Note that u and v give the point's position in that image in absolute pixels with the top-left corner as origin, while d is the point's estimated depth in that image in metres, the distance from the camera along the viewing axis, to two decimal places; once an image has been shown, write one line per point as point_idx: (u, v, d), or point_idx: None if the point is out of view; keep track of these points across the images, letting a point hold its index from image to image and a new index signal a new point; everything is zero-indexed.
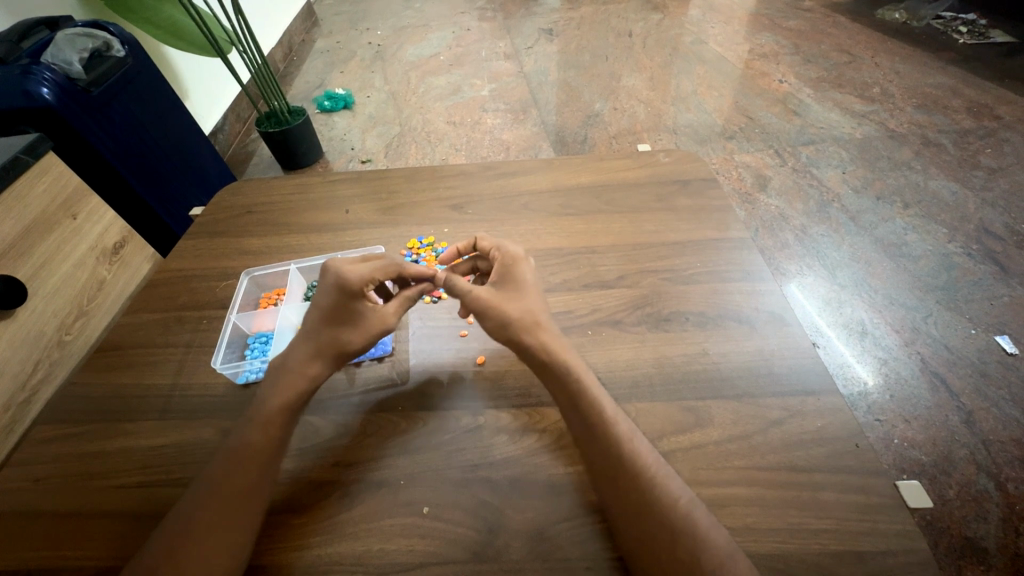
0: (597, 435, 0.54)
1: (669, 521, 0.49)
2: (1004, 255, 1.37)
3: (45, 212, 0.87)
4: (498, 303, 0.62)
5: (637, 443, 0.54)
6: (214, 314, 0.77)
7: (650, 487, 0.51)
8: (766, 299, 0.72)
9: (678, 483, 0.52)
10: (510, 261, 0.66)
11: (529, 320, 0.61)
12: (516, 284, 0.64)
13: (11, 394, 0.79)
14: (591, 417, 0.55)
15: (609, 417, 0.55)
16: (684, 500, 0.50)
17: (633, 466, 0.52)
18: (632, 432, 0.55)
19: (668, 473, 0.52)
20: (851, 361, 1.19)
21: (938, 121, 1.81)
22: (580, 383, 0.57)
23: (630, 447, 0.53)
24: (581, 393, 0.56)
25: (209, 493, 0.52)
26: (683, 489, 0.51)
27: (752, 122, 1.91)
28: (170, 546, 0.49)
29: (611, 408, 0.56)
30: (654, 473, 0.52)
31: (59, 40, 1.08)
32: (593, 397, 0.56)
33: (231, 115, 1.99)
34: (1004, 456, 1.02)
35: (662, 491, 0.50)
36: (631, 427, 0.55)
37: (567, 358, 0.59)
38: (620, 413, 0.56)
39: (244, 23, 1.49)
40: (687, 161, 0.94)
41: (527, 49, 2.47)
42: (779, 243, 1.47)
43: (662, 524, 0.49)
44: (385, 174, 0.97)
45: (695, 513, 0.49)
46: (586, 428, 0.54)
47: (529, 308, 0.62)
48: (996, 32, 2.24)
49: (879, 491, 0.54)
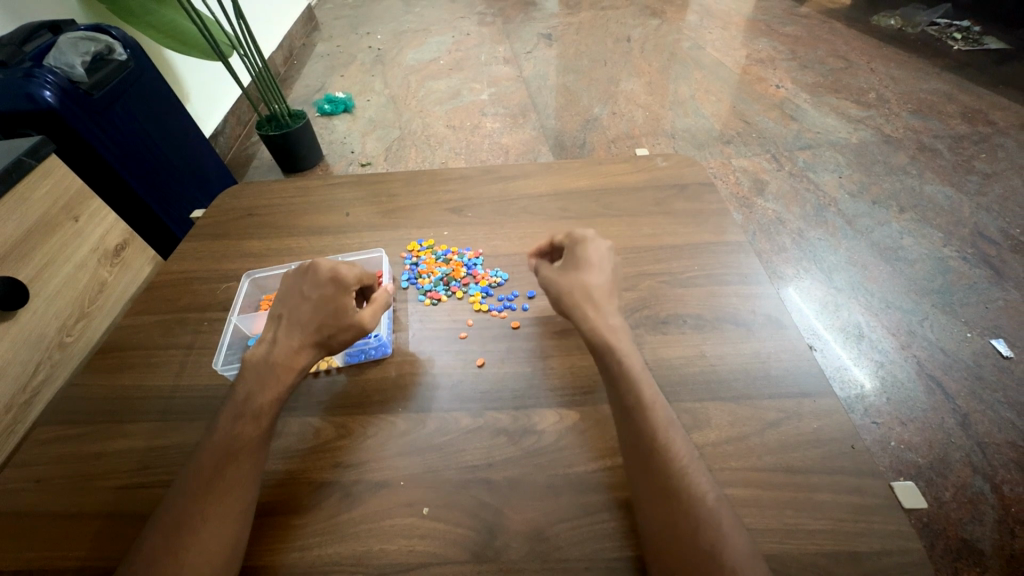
0: (637, 419, 0.54)
1: (693, 513, 0.49)
2: (999, 259, 1.39)
3: (47, 214, 0.87)
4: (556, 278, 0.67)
5: (674, 432, 0.54)
6: (215, 316, 0.77)
7: (678, 478, 0.51)
8: (763, 302, 0.73)
9: (708, 477, 0.51)
10: (574, 241, 0.70)
11: (578, 296, 0.64)
12: (576, 261, 0.68)
13: (12, 395, 0.79)
14: (633, 401, 0.55)
15: (651, 404, 0.55)
16: (711, 495, 0.50)
17: (667, 454, 0.52)
18: (671, 422, 0.55)
19: (701, 465, 0.52)
20: (847, 364, 1.20)
21: (933, 126, 1.83)
22: (627, 363, 0.58)
23: (667, 436, 0.53)
24: (626, 378, 0.57)
25: (199, 490, 0.52)
26: (712, 485, 0.51)
27: (750, 127, 1.93)
28: (163, 544, 0.49)
29: (655, 395, 0.56)
30: (686, 464, 0.52)
31: (61, 44, 1.09)
32: (640, 381, 0.57)
33: (231, 119, 2.00)
34: (1000, 459, 1.02)
35: (691, 483, 0.50)
36: (673, 416, 0.56)
37: (614, 338, 0.60)
38: (665, 401, 0.56)
39: (245, 28, 1.50)
40: (684, 165, 0.95)
41: (526, 53, 2.49)
42: (776, 247, 1.48)
43: (686, 514, 0.49)
44: (386, 178, 0.98)
45: (719, 510, 0.49)
46: (627, 412, 0.55)
47: (582, 284, 0.65)
48: (990, 38, 2.27)
49: (874, 492, 0.54)
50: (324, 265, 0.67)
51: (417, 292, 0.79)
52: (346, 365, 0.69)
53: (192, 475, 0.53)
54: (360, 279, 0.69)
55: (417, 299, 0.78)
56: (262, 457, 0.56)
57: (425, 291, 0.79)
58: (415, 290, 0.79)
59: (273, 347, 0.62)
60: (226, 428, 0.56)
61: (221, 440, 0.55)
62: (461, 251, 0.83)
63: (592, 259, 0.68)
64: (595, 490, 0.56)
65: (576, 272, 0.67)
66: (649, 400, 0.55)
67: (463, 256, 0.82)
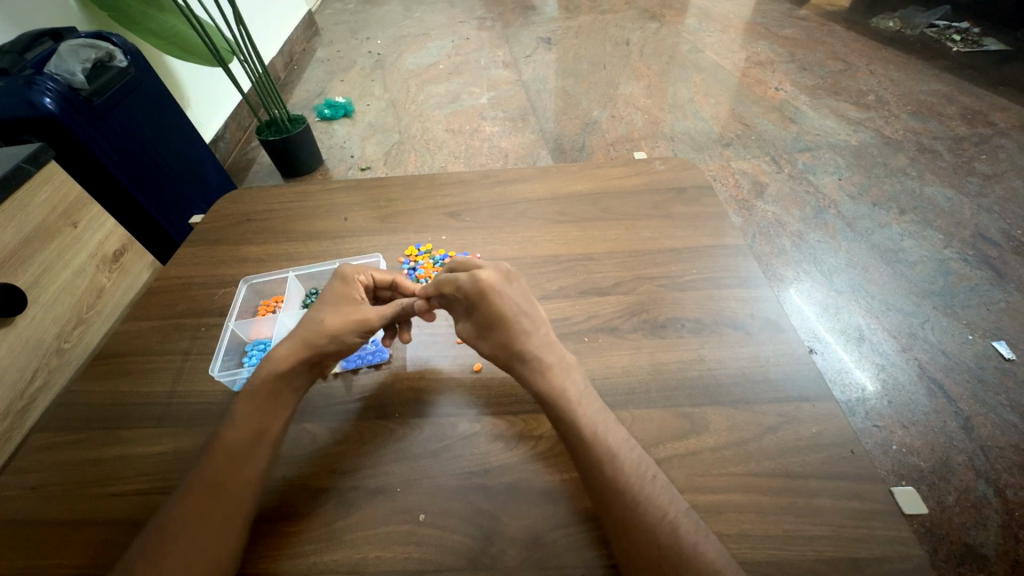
0: (584, 454, 0.53)
1: (654, 539, 0.48)
2: (1000, 260, 1.38)
3: (46, 221, 0.88)
4: (476, 340, 0.63)
5: (623, 458, 0.53)
6: (214, 321, 0.77)
7: (635, 502, 0.50)
8: (761, 305, 0.72)
9: (669, 496, 0.51)
10: (473, 297, 0.62)
11: (505, 355, 0.61)
12: (483, 324, 0.62)
13: (10, 401, 0.79)
14: (577, 433, 0.54)
15: (593, 435, 0.54)
16: (670, 515, 0.49)
17: (619, 482, 0.51)
18: (622, 445, 0.54)
19: (659, 485, 0.52)
20: (849, 367, 1.19)
21: (933, 127, 1.83)
22: (566, 401, 0.57)
23: (617, 462, 0.52)
24: (566, 416, 0.56)
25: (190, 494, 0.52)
26: (672, 504, 0.50)
27: (749, 129, 1.93)
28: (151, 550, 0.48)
29: (599, 422, 0.55)
30: (640, 487, 0.51)
31: (62, 51, 1.10)
32: (578, 417, 0.55)
33: (232, 124, 2.01)
34: (1002, 462, 1.02)
35: (648, 507, 0.50)
36: (623, 439, 0.55)
37: (550, 377, 0.58)
38: (612, 427, 0.55)
39: (246, 33, 1.50)
40: (683, 169, 0.95)
41: (526, 57, 2.50)
42: (775, 249, 1.48)
43: (646, 538, 0.48)
44: (385, 183, 0.98)
45: (680, 529, 0.49)
46: (574, 446, 0.54)
47: (501, 345, 0.61)
48: (990, 39, 2.26)
49: (874, 497, 0.54)
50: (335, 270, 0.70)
51: None
52: (344, 370, 0.69)
53: (189, 480, 0.53)
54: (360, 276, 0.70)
55: None
56: (259, 463, 0.55)
57: None
58: None
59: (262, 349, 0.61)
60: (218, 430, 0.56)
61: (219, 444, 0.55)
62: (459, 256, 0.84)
63: (502, 309, 0.61)
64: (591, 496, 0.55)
65: (497, 331, 0.61)
66: (591, 431, 0.54)
67: None
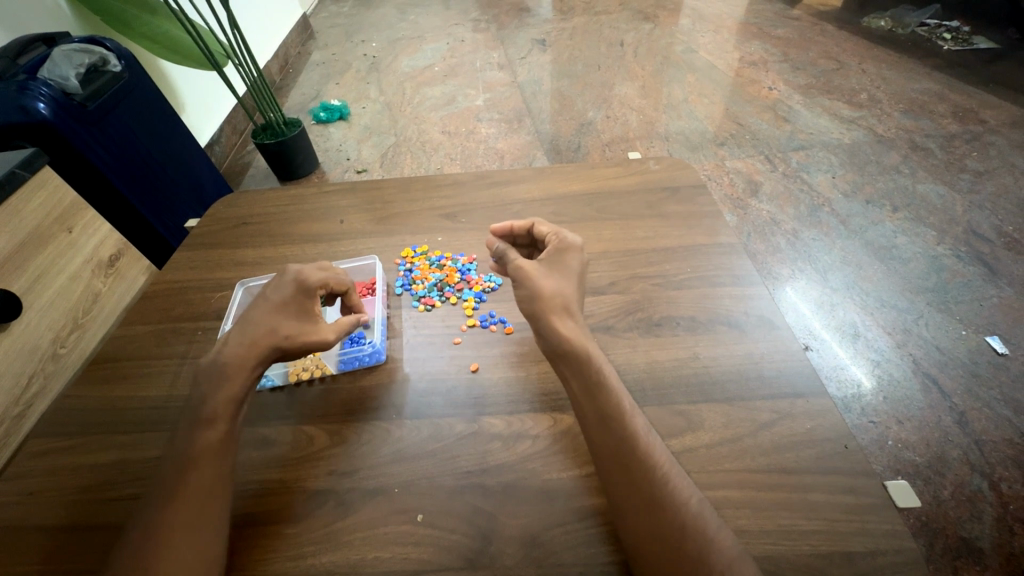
0: (615, 429, 0.53)
1: (679, 518, 0.48)
2: (993, 256, 1.39)
3: (41, 226, 0.88)
4: (536, 277, 0.64)
5: (651, 439, 0.53)
6: (209, 325, 0.77)
7: (660, 484, 0.50)
8: (755, 303, 0.73)
9: (690, 482, 0.51)
10: (562, 249, 0.68)
11: (564, 297, 0.62)
12: (560, 269, 0.66)
13: (6, 407, 0.79)
14: (609, 409, 0.54)
15: (628, 411, 0.54)
16: (694, 500, 0.50)
17: (647, 463, 0.51)
18: (647, 428, 0.54)
19: (679, 472, 0.52)
20: (845, 363, 1.20)
21: (925, 125, 1.84)
22: (603, 369, 0.57)
23: (647, 440, 0.53)
24: (602, 385, 0.56)
25: (166, 498, 0.51)
26: (694, 489, 0.51)
27: (743, 129, 1.94)
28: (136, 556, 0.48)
29: (627, 403, 0.55)
30: (667, 468, 0.51)
31: (55, 57, 1.11)
32: (615, 390, 0.56)
33: (227, 128, 2.01)
34: (997, 456, 1.02)
35: (675, 487, 0.50)
36: (646, 424, 0.55)
37: (586, 346, 0.58)
38: (636, 409, 0.56)
39: (240, 38, 1.51)
40: (677, 169, 0.95)
41: (521, 59, 2.50)
42: (771, 247, 1.49)
43: (671, 520, 0.48)
44: (380, 185, 0.98)
45: (704, 514, 0.49)
46: (605, 419, 0.54)
47: (561, 291, 0.63)
48: (980, 38, 2.28)
49: (868, 492, 0.54)
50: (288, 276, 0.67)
51: (411, 299, 0.79)
52: (340, 372, 0.69)
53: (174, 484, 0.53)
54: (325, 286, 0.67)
55: (411, 305, 0.78)
56: (228, 461, 0.55)
57: (419, 296, 0.79)
58: (408, 296, 0.79)
59: (248, 351, 0.60)
60: (203, 434, 0.55)
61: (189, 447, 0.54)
62: (455, 257, 0.84)
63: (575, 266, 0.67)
64: (587, 495, 0.56)
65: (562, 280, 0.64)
66: (626, 406, 0.55)
67: (457, 262, 0.83)
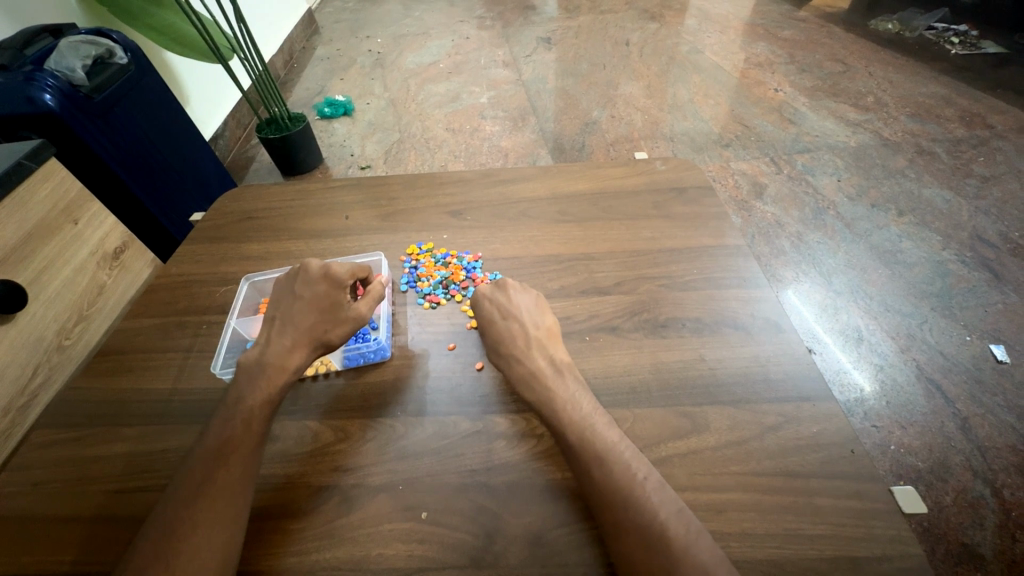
0: (574, 457, 0.54)
1: (645, 538, 0.48)
2: (998, 262, 1.39)
3: (46, 217, 0.88)
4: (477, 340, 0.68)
5: (614, 461, 0.53)
6: (214, 319, 0.77)
7: (625, 504, 0.50)
8: (761, 306, 0.73)
9: (663, 498, 0.50)
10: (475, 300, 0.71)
11: (495, 358, 0.65)
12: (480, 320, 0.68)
13: (10, 398, 0.79)
14: (566, 438, 0.55)
15: (588, 435, 0.55)
16: (661, 515, 0.49)
17: (610, 484, 0.51)
18: (612, 448, 0.54)
19: (654, 487, 0.51)
20: (847, 367, 1.20)
21: (931, 129, 1.84)
22: (554, 402, 0.58)
23: (607, 464, 0.52)
24: (555, 418, 0.57)
25: (191, 493, 0.52)
26: (662, 506, 0.50)
27: (748, 130, 1.93)
28: (150, 552, 0.48)
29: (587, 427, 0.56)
30: (629, 488, 0.51)
31: (62, 47, 1.09)
32: (570, 419, 0.56)
33: (231, 121, 2.01)
34: (1000, 462, 1.02)
35: (637, 510, 0.49)
36: (615, 444, 0.54)
37: (541, 386, 0.60)
38: (604, 430, 0.55)
39: (247, 33, 1.50)
40: (685, 169, 0.95)
41: (526, 57, 2.50)
42: (774, 250, 1.49)
43: (637, 543, 0.48)
44: (385, 181, 0.98)
45: (669, 529, 0.48)
46: (568, 446, 0.55)
47: (493, 346, 0.66)
48: (988, 42, 2.28)
49: (874, 497, 0.54)
50: (316, 265, 0.69)
51: (417, 296, 0.79)
52: (345, 368, 0.69)
53: (183, 477, 0.53)
54: (353, 275, 0.70)
55: (417, 302, 0.78)
56: (252, 461, 0.55)
57: (425, 294, 0.78)
58: (414, 294, 0.79)
59: (266, 349, 0.63)
60: (216, 432, 0.56)
61: (224, 442, 0.55)
62: (460, 254, 0.83)
63: (489, 313, 0.68)
64: None
65: (486, 334, 0.67)
66: (585, 431, 0.55)
67: (463, 260, 0.82)
